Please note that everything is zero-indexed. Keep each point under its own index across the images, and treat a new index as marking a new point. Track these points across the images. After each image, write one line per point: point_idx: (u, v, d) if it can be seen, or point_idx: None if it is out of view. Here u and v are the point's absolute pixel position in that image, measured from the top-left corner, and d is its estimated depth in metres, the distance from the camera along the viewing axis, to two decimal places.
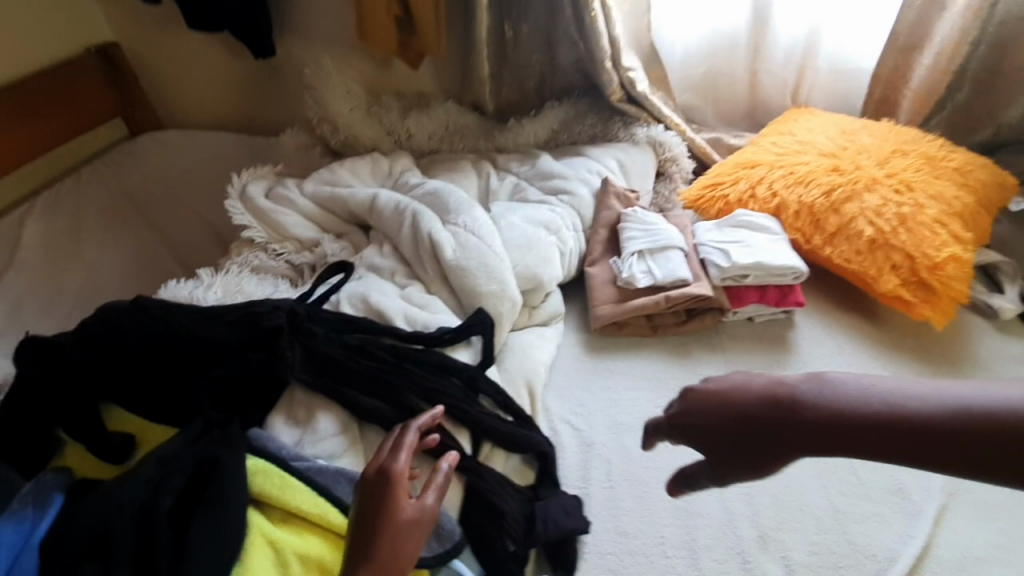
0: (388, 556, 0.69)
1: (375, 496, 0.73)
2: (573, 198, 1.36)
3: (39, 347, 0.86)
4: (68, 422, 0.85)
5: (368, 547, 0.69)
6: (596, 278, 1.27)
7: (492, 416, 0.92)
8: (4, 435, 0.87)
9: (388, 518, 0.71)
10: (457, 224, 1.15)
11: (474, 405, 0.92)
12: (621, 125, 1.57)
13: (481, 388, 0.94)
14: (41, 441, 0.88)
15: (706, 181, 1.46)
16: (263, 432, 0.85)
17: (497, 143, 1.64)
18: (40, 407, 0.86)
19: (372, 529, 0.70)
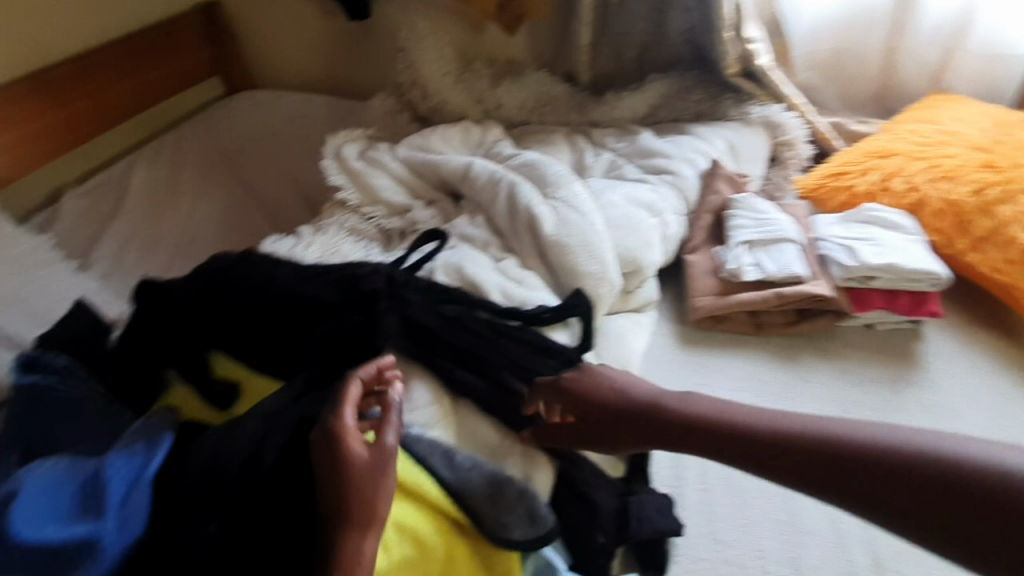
0: (366, 509, 0.69)
1: (328, 457, 0.71)
2: (677, 178, 1.25)
3: (157, 291, 0.92)
4: (179, 364, 0.88)
5: (346, 503, 0.69)
6: (697, 266, 1.17)
7: None
8: (124, 367, 0.92)
9: (349, 473, 0.70)
10: (556, 198, 1.09)
11: None
12: (734, 103, 1.45)
13: None
14: (152, 381, 0.92)
15: (829, 170, 1.31)
16: None
17: (593, 115, 1.55)
18: (154, 346, 0.90)
19: (339, 486, 0.70)
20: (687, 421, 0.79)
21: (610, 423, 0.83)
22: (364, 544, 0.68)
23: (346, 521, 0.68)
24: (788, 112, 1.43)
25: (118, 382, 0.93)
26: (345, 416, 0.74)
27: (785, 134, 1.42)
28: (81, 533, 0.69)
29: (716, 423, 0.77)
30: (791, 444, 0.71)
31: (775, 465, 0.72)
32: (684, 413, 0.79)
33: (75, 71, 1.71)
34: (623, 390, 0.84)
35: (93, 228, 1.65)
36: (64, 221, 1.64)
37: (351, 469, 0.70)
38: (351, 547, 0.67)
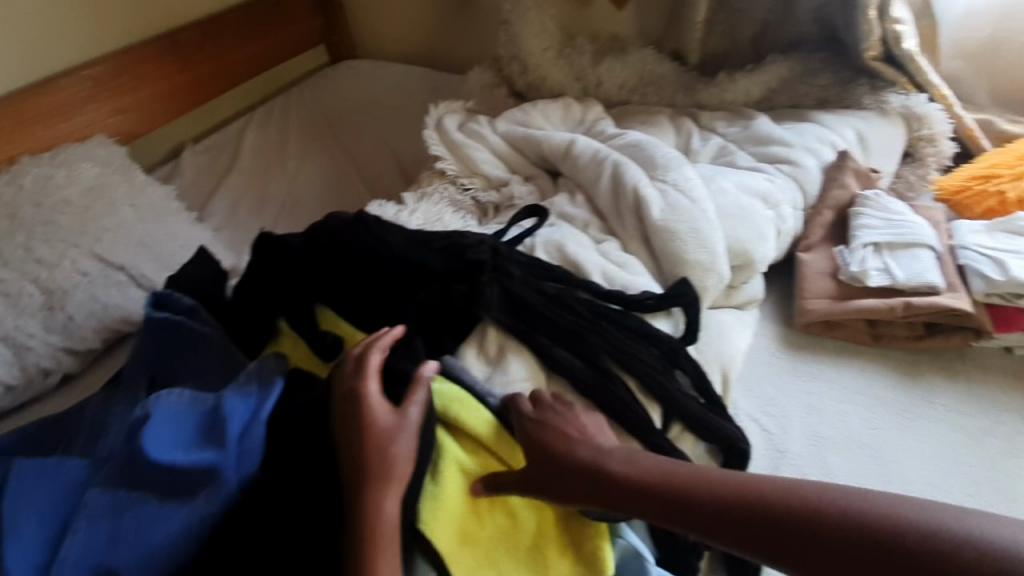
0: (383, 471, 0.71)
1: (349, 417, 0.75)
2: (797, 170, 1.17)
3: (275, 245, 0.96)
4: (292, 314, 0.93)
5: (364, 463, 0.71)
6: (810, 266, 1.09)
7: (690, 398, 0.83)
8: (243, 313, 0.99)
9: (373, 435, 0.72)
10: (665, 181, 1.04)
11: (672, 381, 0.83)
12: (867, 90, 1.31)
13: (681, 363, 0.85)
14: (264, 328, 0.98)
15: (975, 172, 1.18)
16: (456, 362, 0.85)
17: (702, 97, 1.46)
18: (269, 296, 0.95)
19: (356, 448, 0.72)
20: (642, 481, 0.69)
21: (556, 479, 0.71)
22: (385, 500, 0.69)
23: (367, 480, 0.70)
24: (932, 103, 1.28)
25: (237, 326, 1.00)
26: (365, 383, 0.76)
27: (927, 127, 1.27)
28: (206, 460, 0.76)
29: (678, 483, 0.67)
30: (757, 513, 0.62)
31: (740, 538, 0.62)
32: (641, 474, 0.69)
33: (201, 33, 1.83)
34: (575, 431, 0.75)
35: (209, 182, 1.78)
36: (184, 175, 1.78)
37: (373, 433, 0.72)
38: (373, 503, 0.69)
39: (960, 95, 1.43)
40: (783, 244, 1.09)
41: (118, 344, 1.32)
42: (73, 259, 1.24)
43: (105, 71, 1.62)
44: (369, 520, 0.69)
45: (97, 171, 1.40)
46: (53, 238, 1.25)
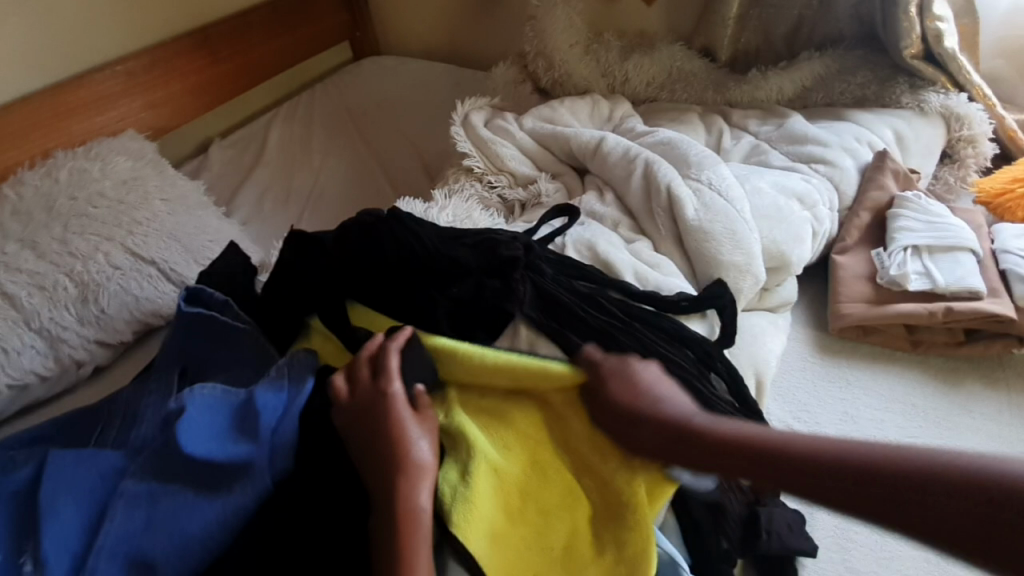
0: (412, 465, 0.74)
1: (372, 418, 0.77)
2: (833, 170, 1.14)
3: (306, 240, 0.96)
4: (326, 312, 0.93)
5: (394, 458, 0.74)
6: (845, 269, 1.07)
7: (725, 403, 0.81)
8: (275, 308, 0.99)
9: (401, 432, 0.76)
10: (698, 180, 1.03)
11: (707, 385, 0.82)
12: (906, 89, 1.27)
13: (716, 367, 0.84)
14: (298, 323, 0.99)
15: (1018, 174, 1.14)
16: None
17: (733, 95, 1.43)
18: (303, 292, 0.95)
19: (386, 443, 0.75)
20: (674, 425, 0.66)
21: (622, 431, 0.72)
22: (420, 493, 0.72)
23: (399, 474, 0.73)
24: (973, 102, 1.24)
25: (268, 321, 1.01)
26: (388, 383, 0.79)
27: (967, 127, 1.23)
28: (241, 455, 0.77)
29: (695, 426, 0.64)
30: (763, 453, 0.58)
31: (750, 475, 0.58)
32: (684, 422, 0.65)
33: (230, 29, 1.85)
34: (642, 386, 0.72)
35: (236, 177, 1.80)
36: (211, 169, 1.80)
37: (402, 430, 0.76)
38: (406, 496, 0.71)
39: (1001, 94, 1.39)
40: (818, 245, 1.07)
41: (149, 336, 1.34)
42: (107, 251, 1.27)
43: (137, 66, 1.64)
44: (404, 510, 0.70)
45: (130, 164, 1.42)
46: (88, 230, 1.27)
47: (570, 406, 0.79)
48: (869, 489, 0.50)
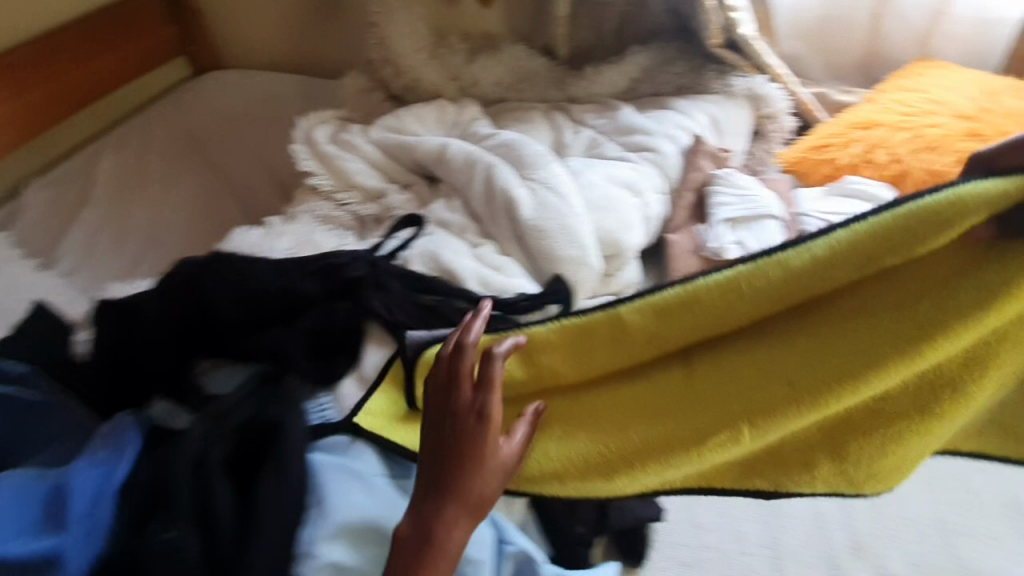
0: (482, 493, 0.71)
1: (466, 436, 0.72)
2: (660, 157, 1.24)
3: (120, 309, 0.86)
4: (158, 375, 0.85)
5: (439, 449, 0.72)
6: (678, 245, 1.16)
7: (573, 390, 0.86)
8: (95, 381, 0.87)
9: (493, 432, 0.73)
10: (533, 179, 1.05)
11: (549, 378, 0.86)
12: (716, 74, 1.41)
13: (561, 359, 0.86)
14: (126, 397, 0.87)
15: (812, 142, 1.27)
16: (331, 397, 0.82)
17: (575, 91, 1.51)
18: (126, 361, 0.85)
19: (473, 472, 0.71)
20: (954, 265, 0.76)
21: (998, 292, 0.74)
22: (454, 529, 0.69)
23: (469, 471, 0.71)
24: (770, 83, 1.39)
25: (96, 399, 0.91)
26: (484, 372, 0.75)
27: (768, 105, 1.39)
28: (44, 549, 0.67)
29: (945, 259, 0.76)
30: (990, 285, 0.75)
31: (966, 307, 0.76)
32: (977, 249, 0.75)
33: (29, 53, 1.62)
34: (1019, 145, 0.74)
35: (60, 220, 1.59)
36: (28, 216, 1.57)
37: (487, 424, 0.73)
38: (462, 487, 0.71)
39: (800, 72, 1.56)
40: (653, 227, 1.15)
41: None
42: None
43: None
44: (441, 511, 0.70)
45: None
46: None
47: (947, 297, 0.76)
48: None
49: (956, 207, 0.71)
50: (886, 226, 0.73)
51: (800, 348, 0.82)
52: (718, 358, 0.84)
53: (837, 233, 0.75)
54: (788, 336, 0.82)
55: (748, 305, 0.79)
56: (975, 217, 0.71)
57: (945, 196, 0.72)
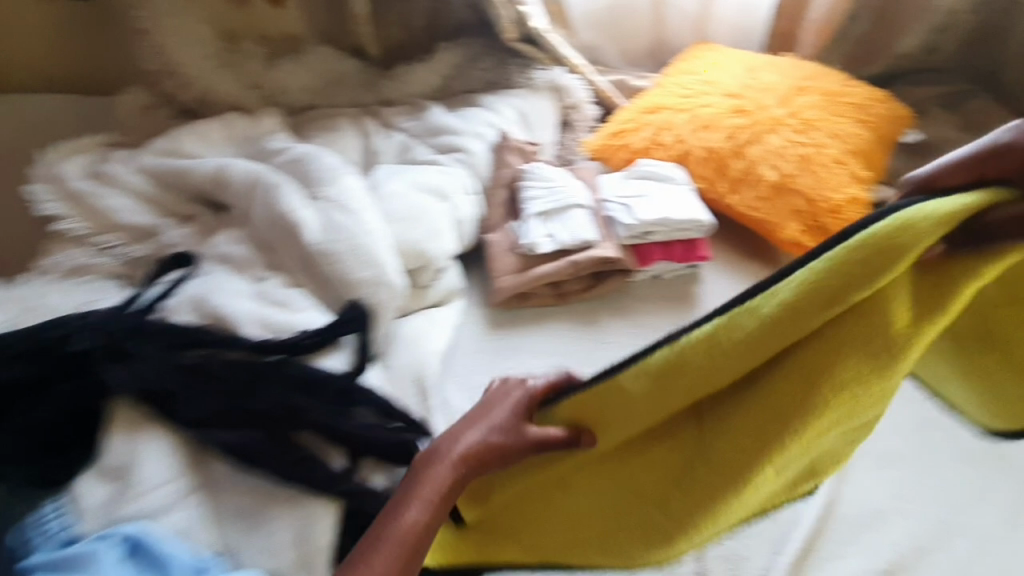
0: (479, 460, 0.78)
1: (500, 402, 0.84)
2: (469, 156, 1.22)
3: None
4: None
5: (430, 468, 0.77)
6: (496, 245, 1.15)
7: (372, 429, 0.79)
8: None
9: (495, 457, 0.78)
10: (320, 196, 0.96)
11: (346, 420, 0.78)
12: (518, 69, 1.44)
13: (358, 398, 0.80)
14: None
15: (611, 129, 1.35)
16: (63, 500, 0.70)
17: (386, 92, 1.46)
18: None
19: (494, 430, 0.80)
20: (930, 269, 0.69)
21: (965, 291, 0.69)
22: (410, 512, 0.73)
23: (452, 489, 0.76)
24: (570, 75, 1.44)
25: None
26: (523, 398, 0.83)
27: (570, 96, 1.44)
28: None
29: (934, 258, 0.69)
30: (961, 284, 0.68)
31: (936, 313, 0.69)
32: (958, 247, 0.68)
33: None
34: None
35: None
36: None
37: (493, 451, 0.78)
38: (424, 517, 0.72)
39: (601, 60, 1.64)
40: (467, 232, 1.14)
41: None
42: None
43: None
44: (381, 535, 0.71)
45: None
46: None
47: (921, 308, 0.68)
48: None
49: (928, 217, 0.65)
50: (830, 271, 0.66)
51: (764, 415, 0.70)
52: (717, 420, 0.73)
53: (821, 261, 0.66)
54: (761, 402, 0.71)
55: (731, 366, 0.69)
56: (925, 238, 0.65)
57: (885, 225, 0.65)
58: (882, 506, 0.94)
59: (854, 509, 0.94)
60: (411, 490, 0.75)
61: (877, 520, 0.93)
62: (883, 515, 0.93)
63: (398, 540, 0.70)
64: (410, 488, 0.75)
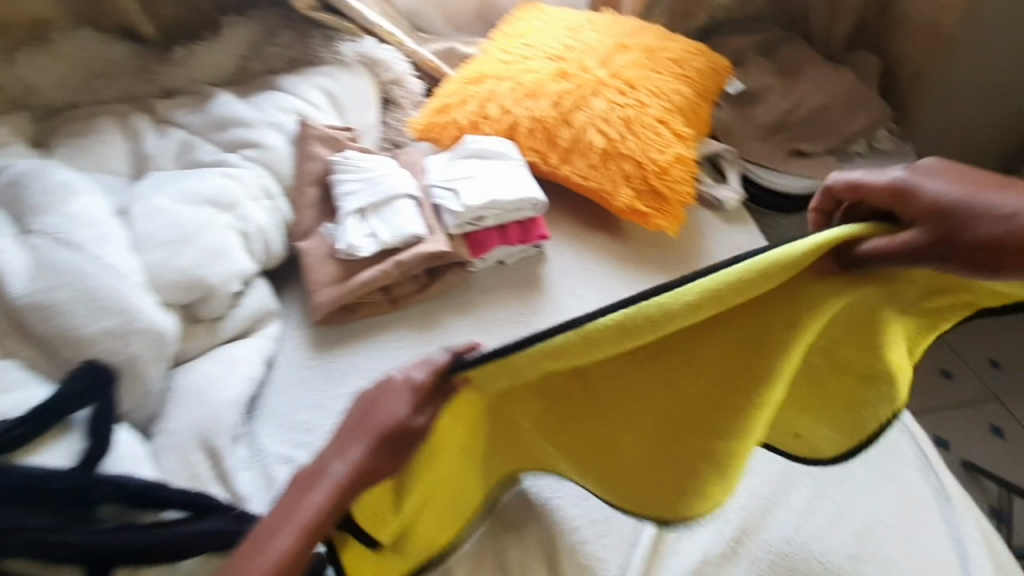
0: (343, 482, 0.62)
1: (365, 407, 0.67)
2: (264, 152, 1.03)
3: None
4: None
5: (304, 494, 0.62)
6: (311, 253, 0.99)
7: (126, 528, 0.64)
8: None
9: (382, 467, 0.65)
10: (33, 230, 0.75)
11: (88, 526, 0.62)
12: (321, 41, 1.24)
13: (98, 496, 0.64)
14: None
15: (434, 105, 1.21)
16: None
17: (163, 79, 1.18)
18: None
19: (359, 440, 0.64)
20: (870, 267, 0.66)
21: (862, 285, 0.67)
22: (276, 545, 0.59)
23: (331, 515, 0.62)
24: (381, 44, 1.26)
25: None
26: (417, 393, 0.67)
27: (387, 70, 1.26)
28: None
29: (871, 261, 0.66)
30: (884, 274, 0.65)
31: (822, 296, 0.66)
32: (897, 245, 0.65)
33: None
34: (936, 166, 0.68)
35: None
36: None
37: (379, 463, 0.65)
38: (293, 558, 0.58)
39: (425, 27, 1.49)
40: (259, 248, 0.94)
41: None
42: None
43: None
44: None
45: None
46: None
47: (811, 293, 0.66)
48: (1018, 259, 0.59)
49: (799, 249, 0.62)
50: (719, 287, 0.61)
51: (664, 398, 0.70)
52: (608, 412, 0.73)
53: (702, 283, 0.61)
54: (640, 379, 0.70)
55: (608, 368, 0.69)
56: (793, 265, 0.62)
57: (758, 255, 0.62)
58: None
59: None
60: (278, 527, 0.60)
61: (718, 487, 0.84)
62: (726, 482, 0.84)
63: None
64: (277, 522, 0.60)
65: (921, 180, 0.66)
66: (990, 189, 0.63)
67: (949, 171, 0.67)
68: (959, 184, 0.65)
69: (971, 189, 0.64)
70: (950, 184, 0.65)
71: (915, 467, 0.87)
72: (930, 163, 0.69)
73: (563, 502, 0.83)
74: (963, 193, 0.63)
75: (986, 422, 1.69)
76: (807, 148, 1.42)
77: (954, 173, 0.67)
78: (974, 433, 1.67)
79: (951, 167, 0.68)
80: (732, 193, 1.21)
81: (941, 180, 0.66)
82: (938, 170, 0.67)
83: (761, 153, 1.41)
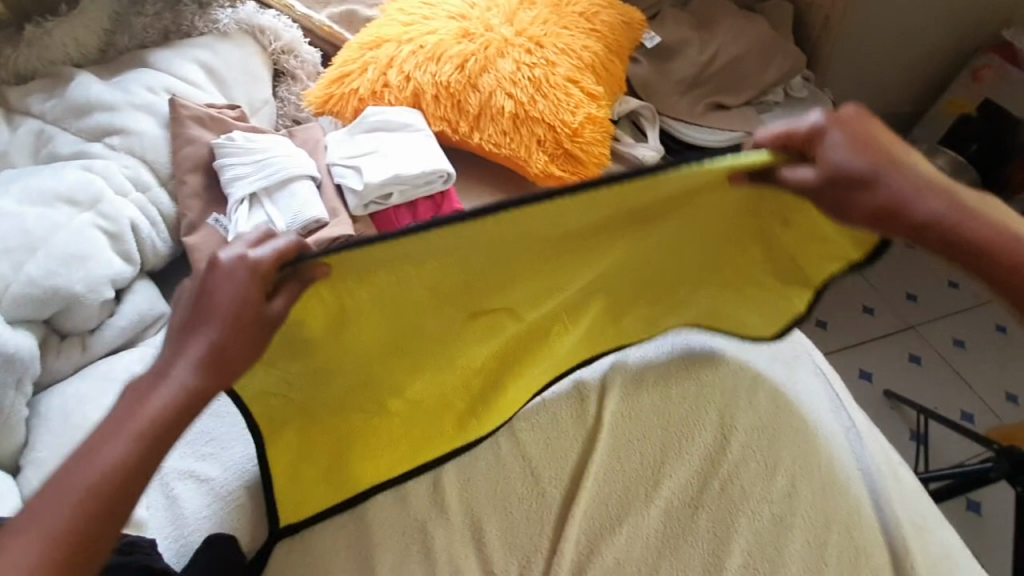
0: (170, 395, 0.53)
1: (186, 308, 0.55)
2: (131, 139, 0.94)
3: None
4: None
5: (136, 404, 0.52)
6: (200, 249, 0.90)
7: None
8: None
9: (227, 367, 0.55)
10: None
11: None
12: (195, 9, 1.11)
13: None
14: None
15: (331, 75, 1.11)
16: None
17: (12, 62, 1.01)
18: None
19: (183, 349, 0.54)
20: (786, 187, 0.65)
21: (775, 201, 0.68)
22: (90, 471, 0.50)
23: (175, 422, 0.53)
24: (263, 11, 1.16)
25: None
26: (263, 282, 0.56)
27: (276, 37, 1.15)
28: None
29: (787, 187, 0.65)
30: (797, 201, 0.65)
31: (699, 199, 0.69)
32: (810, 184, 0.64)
33: None
34: (850, 119, 0.64)
35: None
36: None
37: (223, 364, 0.55)
38: (129, 470, 0.50)
39: None
40: (131, 249, 0.84)
41: None
42: None
43: None
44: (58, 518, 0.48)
45: None
46: None
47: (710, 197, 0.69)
48: (910, 234, 0.63)
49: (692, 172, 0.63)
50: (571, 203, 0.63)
51: (544, 287, 0.74)
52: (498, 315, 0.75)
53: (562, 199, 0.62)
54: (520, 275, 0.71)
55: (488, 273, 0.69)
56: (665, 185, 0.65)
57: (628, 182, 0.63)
58: (641, 427, 0.83)
59: (620, 435, 0.83)
60: (108, 434, 0.51)
61: (637, 443, 0.82)
62: (644, 437, 0.83)
63: (74, 527, 0.48)
64: (106, 431, 0.51)
65: (831, 128, 0.63)
66: (891, 163, 0.63)
67: (857, 123, 0.64)
68: (866, 147, 0.63)
69: (875, 155, 0.63)
70: (854, 146, 0.63)
71: (826, 407, 0.88)
72: (840, 113, 0.64)
73: (482, 479, 0.79)
74: (865, 155, 0.63)
75: (905, 351, 1.80)
76: (725, 101, 1.41)
77: (872, 126, 0.64)
78: (895, 363, 1.77)
79: (858, 120, 0.64)
80: (651, 150, 1.19)
81: (846, 137, 0.63)
82: (847, 123, 0.64)
83: (681, 107, 1.39)
